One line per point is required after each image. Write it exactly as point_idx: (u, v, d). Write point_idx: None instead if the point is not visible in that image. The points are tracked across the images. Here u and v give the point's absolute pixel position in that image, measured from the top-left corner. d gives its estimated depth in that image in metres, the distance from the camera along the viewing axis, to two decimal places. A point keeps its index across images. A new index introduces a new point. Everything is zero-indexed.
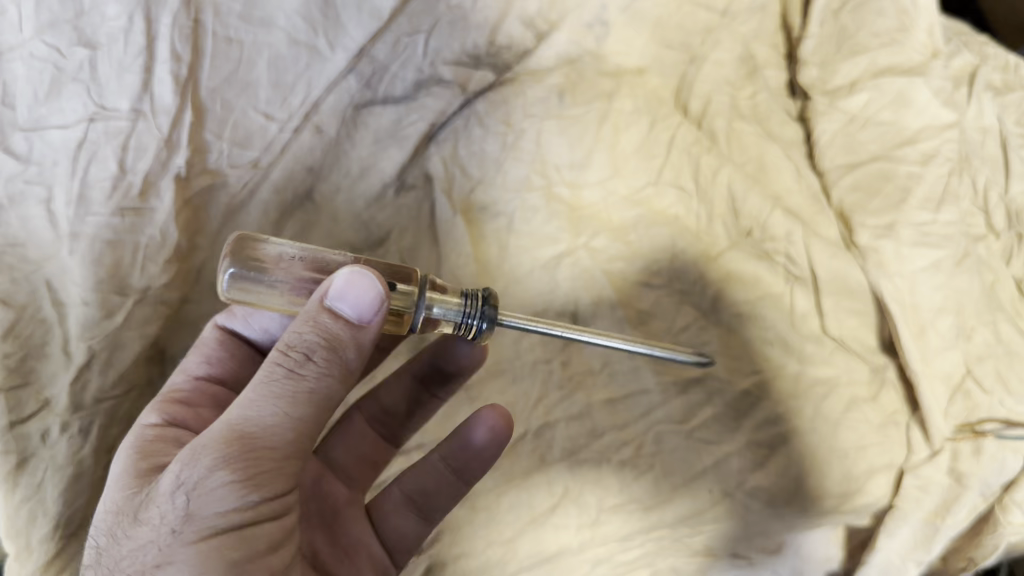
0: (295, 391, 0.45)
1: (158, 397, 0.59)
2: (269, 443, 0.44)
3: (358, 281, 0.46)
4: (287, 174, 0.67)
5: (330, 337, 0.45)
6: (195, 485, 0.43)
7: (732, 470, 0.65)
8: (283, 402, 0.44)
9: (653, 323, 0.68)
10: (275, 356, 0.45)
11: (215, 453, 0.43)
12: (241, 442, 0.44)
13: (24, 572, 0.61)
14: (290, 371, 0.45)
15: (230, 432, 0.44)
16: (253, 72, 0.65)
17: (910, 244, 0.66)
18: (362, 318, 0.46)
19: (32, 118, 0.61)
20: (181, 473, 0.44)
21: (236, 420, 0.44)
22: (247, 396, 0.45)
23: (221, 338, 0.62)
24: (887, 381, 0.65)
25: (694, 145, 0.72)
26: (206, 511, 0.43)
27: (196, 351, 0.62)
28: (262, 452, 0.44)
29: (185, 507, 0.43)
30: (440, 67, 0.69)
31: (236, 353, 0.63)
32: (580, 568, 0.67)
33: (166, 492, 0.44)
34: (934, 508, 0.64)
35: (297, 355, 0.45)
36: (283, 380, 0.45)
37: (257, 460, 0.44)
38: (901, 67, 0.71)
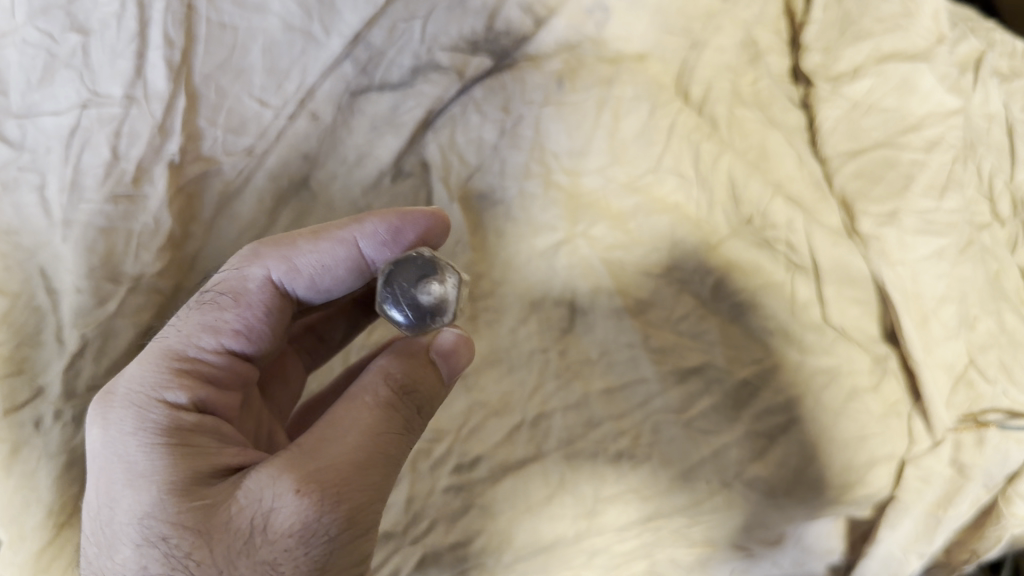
0: (405, 442, 0.47)
1: (179, 361, 0.49)
2: (386, 492, 0.46)
3: (467, 344, 0.52)
4: (282, 160, 0.66)
5: (434, 390, 0.49)
6: (331, 534, 0.43)
7: (732, 460, 0.64)
8: (397, 449, 0.46)
9: (652, 312, 0.67)
10: (392, 403, 0.47)
11: (348, 501, 0.43)
12: (371, 492, 0.44)
13: (18, 559, 0.61)
14: (406, 422, 0.47)
15: (357, 476, 0.44)
16: (247, 58, 0.65)
17: (914, 231, 0.65)
18: (449, 377, 0.51)
19: (26, 104, 0.61)
20: (309, 519, 0.42)
21: (363, 464, 0.44)
22: (366, 438, 0.45)
23: (270, 294, 0.53)
24: (888, 371, 0.64)
25: (695, 132, 0.70)
26: (338, 561, 0.44)
27: (239, 312, 0.52)
28: (378, 500, 0.45)
29: (320, 557, 0.43)
30: (437, 53, 0.69)
31: (278, 316, 0.53)
32: (579, 558, 0.66)
33: (292, 535, 0.42)
34: (936, 500, 0.64)
35: (408, 402, 0.47)
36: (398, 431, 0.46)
37: (377, 511, 0.45)
38: (906, 52, 0.70)
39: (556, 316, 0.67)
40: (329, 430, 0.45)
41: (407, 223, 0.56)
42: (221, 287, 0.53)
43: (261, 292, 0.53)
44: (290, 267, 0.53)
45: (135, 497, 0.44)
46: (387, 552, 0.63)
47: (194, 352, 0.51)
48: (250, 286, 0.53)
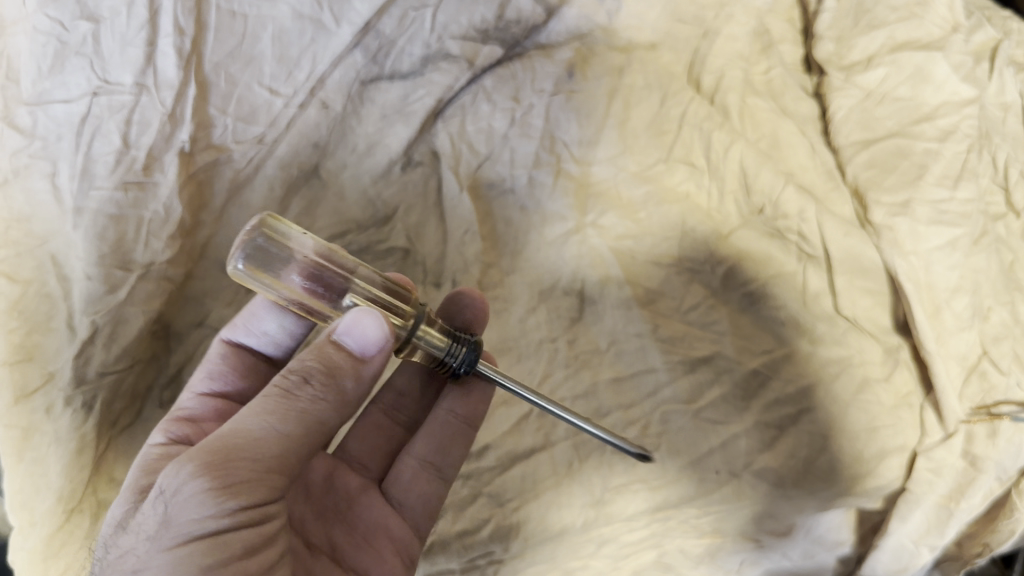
0: (288, 409, 0.45)
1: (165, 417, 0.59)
2: (254, 455, 0.43)
3: (364, 318, 0.47)
4: (293, 149, 0.67)
5: (330, 363, 0.46)
6: (178, 489, 0.42)
7: (740, 451, 0.63)
8: (278, 416, 0.45)
9: (661, 303, 0.67)
10: (276, 379, 0.46)
11: (198, 460, 0.43)
12: (225, 452, 0.43)
13: (28, 544, 0.61)
14: (287, 391, 0.45)
15: (219, 442, 0.43)
16: (258, 47, 0.65)
17: (927, 222, 0.64)
18: (365, 358, 0.47)
19: (36, 92, 0.61)
20: (162, 482, 0.43)
21: (226, 430, 0.44)
22: (246, 409, 0.45)
23: (227, 352, 0.61)
24: (901, 361, 0.64)
25: (706, 120, 0.70)
26: (182, 518, 0.42)
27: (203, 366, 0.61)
28: (246, 462, 0.43)
29: (168, 512, 0.42)
30: (447, 42, 0.68)
31: (240, 365, 0.62)
32: (586, 548, 0.67)
33: (153, 497, 0.44)
34: (948, 493, 0.63)
35: (296, 378, 0.46)
36: (281, 400, 0.45)
37: (236, 468, 0.43)
38: (920, 41, 0.69)
39: (564, 305, 0.68)
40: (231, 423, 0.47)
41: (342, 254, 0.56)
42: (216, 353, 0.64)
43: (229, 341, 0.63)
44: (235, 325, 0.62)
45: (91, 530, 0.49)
46: None
47: (179, 406, 0.60)
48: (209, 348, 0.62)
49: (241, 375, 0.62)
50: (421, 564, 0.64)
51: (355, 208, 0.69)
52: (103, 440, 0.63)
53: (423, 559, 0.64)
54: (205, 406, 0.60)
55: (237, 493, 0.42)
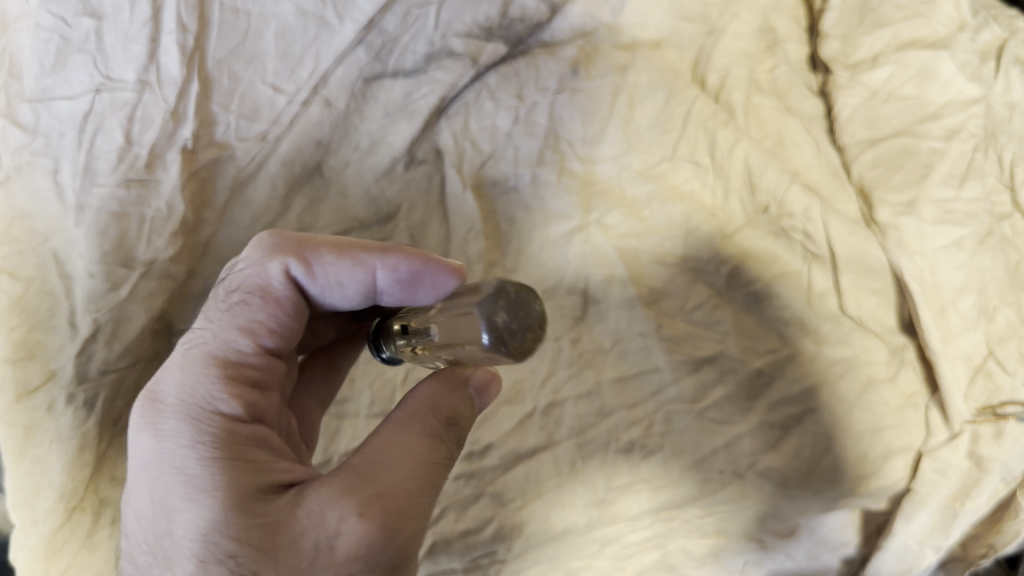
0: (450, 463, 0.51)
1: (201, 358, 0.51)
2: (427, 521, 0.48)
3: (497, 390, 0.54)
4: (296, 146, 0.67)
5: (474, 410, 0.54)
6: (379, 565, 0.45)
7: (744, 451, 0.63)
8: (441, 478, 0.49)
9: (665, 302, 0.66)
10: (436, 437, 0.50)
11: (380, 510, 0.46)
12: (409, 519, 0.47)
13: (30, 541, 0.61)
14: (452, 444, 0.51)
15: (397, 489, 0.47)
16: (261, 44, 0.64)
17: (932, 221, 0.64)
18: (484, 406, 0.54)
19: (38, 89, 0.62)
20: (338, 517, 0.46)
21: (410, 496, 0.47)
22: (416, 470, 0.48)
23: (292, 297, 0.54)
24: (906, 361, 0.64)
25: (711, 119, 0.69)
26: None
27: (269, 311, 0.53)
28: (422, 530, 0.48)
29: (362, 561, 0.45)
30: (451, 39, 0.68)
31: (299, 315, 0.55)
32: (590, 547, 0.67)
33: (337, 552, 0.45)
34: (953, 493, 0.63)
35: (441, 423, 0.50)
36: (434, 450, 0.49)
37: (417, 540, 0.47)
38: (925, 40, 0.68)
39: (568, 304, 0.67)
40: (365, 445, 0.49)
41: (431, 271, 0.55)
42: (246, 288, 0.54)
43: (287, 289, 0.54)
44: (308, 268, 0.54)
45: (190, 511, 0.46)
46: None
47: (235, 353, 0.52)
48: (274, 282, 0.53)
49: (297, 328, 0.55)
50: (425, 563, 0.65)
51: (358, 206, 0.69)
52: (106, 439, 0.62)
53: (425, 558, 0.64)
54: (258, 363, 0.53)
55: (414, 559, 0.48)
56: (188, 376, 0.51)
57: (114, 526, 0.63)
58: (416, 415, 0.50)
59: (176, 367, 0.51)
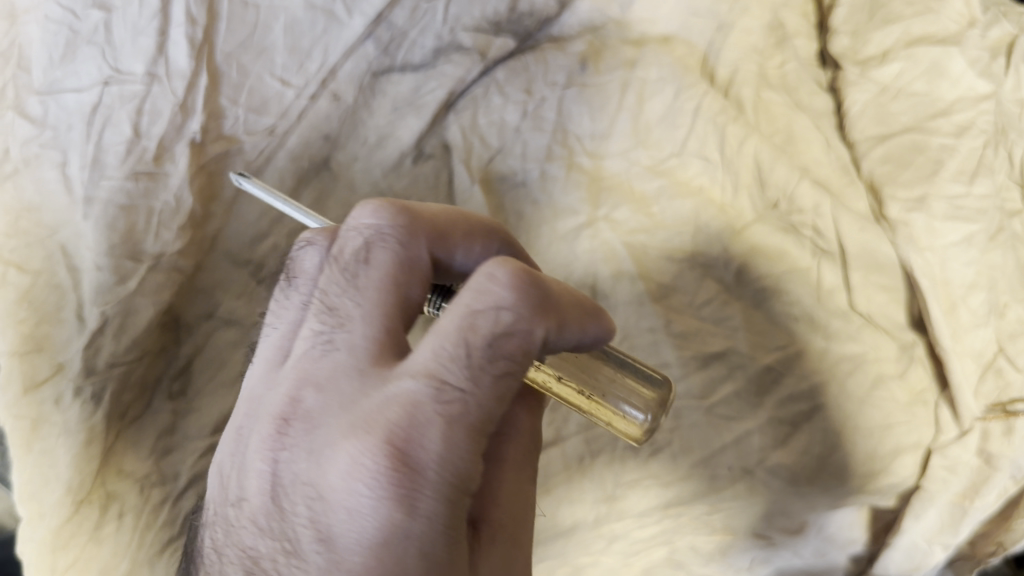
0: None
1: (459, 420, 0.40)
2: None
3: None
4: (304, 140, 0.67)
5: None
6: None
7: (754, 447, 0.63)
8: None
9: (675, 297, 0.65)
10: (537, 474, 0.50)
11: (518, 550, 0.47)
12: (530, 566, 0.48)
13: (37, 535, 0.61)
14: None
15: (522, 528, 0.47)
16: (269, 37, 0.65)
17: (943, 217, 0.63)
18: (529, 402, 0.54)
19: (47, 81, 0.63)
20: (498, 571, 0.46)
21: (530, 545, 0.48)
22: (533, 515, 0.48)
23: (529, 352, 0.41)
24: (915, 358, 0.63)
25: (721, 114, 0.68)
26: None
27: (518, 368, 0.41)
28: None
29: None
30: (460, 34, 0.68)
31: None
32: (597, 543, 0.67)
33: None
34: (962, 491, 0.63)
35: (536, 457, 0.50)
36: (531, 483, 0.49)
37: None
38: (935, 36, 0.68)
39: None
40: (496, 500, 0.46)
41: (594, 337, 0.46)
42: (483, 343, 0.40)
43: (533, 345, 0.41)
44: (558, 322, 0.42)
45: None
46: None
47: (479, 414, 0.40)
48: (535, 337, 0.41)
49: None
50: None
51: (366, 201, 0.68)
52: (114, 432, 0.62)
53: None
54: None
55: None
56: (458, 438, 0.40)
57: (121, 520, 0.63)
58: (526, 456, 0.48)
59: (366, 436, 0.40)
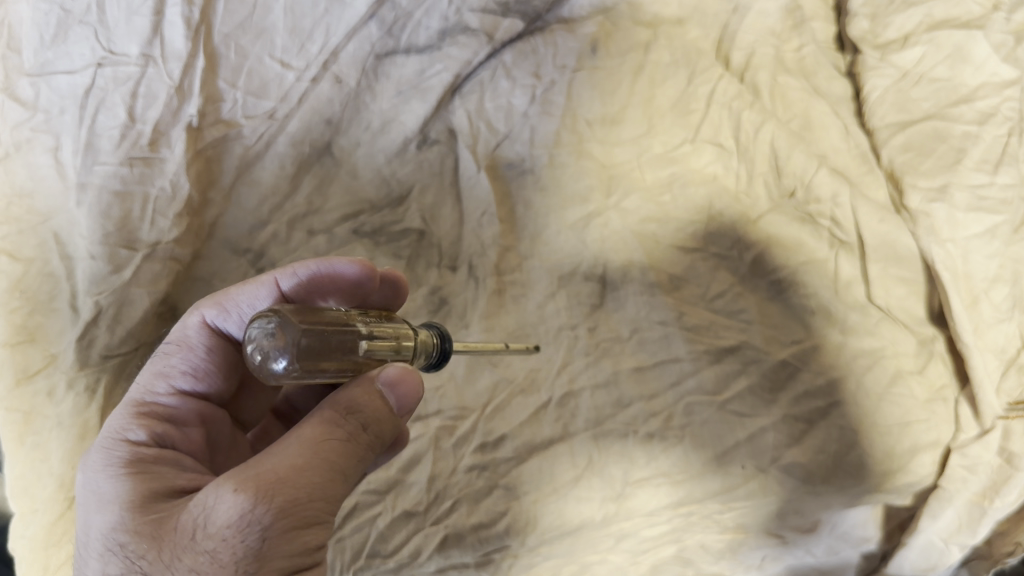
0: (351, 455, 0.42)
1: (129, 410, 0.49)
2: (325, 493, 0.41)
3: None
4: (305, 125, 0.65)
5: (379, 412, 0.44)
6: (266, 524, 0.39)
7: (767, 445, 0.61)
8: (345, 460, 0.42)
9: (686, 289, 0.65)
10: (330, 417, 0.43)
11: (285, 497, 0.40)
12: (293, 483, 0.40)
13: (27, 532, 0.59)
14: (348, 436, 0.42)
15: (296, 478, 0.40)
16: (269, 18, 0.62)
17: (966, 208, 0.60)
18: (402, 412, 0.45)
19: (38, 62, 0.59)
20: (243, 513, 0.39)
21: (293, 462, 0.40)
22: (303, 441, 0.41)
23: (203, 338, 0.53)
24: (935, 354, 0.60)
25: (736, 99, 0.67)
26: (276, 552, 0.39)
27: (184, 357, 0.52)
28: (321, 503, 0.41)
29: (258, 549, 0.39)
30: (466, 14, 0.65)
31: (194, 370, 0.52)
32: (605, 542, 0.63)
33: (224, 519, 0.39)
34: (982, 490, 0.58)
35: (354, 422, 0.43)
36: (342, 441, 0.42)
37: (311, 510, 0.40)
38: (958, 20, 0.63)
39: (586, 291, 0.66)
40: (268, 450, 0.42)
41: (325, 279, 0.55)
42: (169, 342, 0.53)
43: (202, 334, 0.53)
44: (222, 310, 0.53)
45: (105, 517, 0.43)
46: (407, 533, 0.61)
47: (151, 399, 0.51)
48: (190, 332, 0.53)
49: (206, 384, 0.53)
50: (435, 558, 0.61)
51: (369, 187, 0.67)
52: None
53: (436, 552, 0.61)
54: (184, 407, 0.51)
55: (301, 536, 0.40)
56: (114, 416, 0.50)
57: None
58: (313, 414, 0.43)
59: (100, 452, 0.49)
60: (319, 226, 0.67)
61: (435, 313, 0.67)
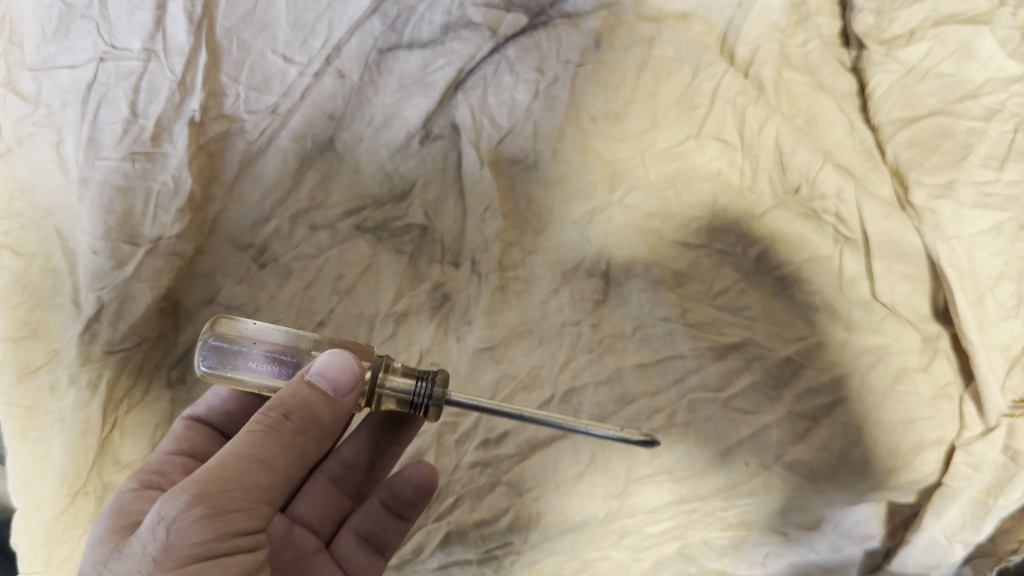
0: (274, 444, 0.43)
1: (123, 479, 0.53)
2: (240, 480, 0.41)
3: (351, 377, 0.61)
4: (308, 120, 0.65)
5: (303, 401, 0.44)
6: (175, 514, 0.40)
7: (773, 442, 0.59)
8: (267, 450, 0.42)
9: (690, 285, 0.64)
10: (256, 417, 0.43)
11: (195, 488, 0.40)
12: (207, 476, 0.41)
13: (30, 529, 0.57)
14: (268, 427, 0.43)
15: (209, 474, 0.41)
16: (272, 12, 0.64)
17: (971, 204, 0.60)
18: (339, 399, 0.45)
19: (40, 57, 0.60)
20: (158, 511, 0.40)
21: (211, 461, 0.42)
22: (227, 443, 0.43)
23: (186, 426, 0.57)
24: (940, 351, 0.60)
25: (741, 94, 0.67)
26: (188, 538, 0.40)
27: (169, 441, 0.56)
28: (238, 490, 0.41)
29: (165, 539, 0.39)
30: (469, 8, 0.67)
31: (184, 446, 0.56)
32: (608, 538, 0.63)
33: (148, 524, 0.41)
34: (986, 488, 0.57)
35: (275, 414, 0.43)
36: (260, 435, 0.43)
37: (225, 497, 0.41)
38: (964, 15, 0.64)
39: (588, 288, 0.65)
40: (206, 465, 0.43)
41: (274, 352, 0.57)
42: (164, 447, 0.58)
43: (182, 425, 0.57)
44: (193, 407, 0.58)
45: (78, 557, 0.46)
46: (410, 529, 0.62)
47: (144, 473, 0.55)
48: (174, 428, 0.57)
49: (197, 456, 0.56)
50: (437, 554, 0.61)
51: (371, 182, 0.66)
52: (106, 422, 0.59)
53: (438, 548, 0.61)
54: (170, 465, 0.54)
55: (218, 523, 0.40)
56: None
57: None
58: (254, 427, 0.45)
59: None
60: (322, 221, 0.66)
61: (438, 309, 0.66)
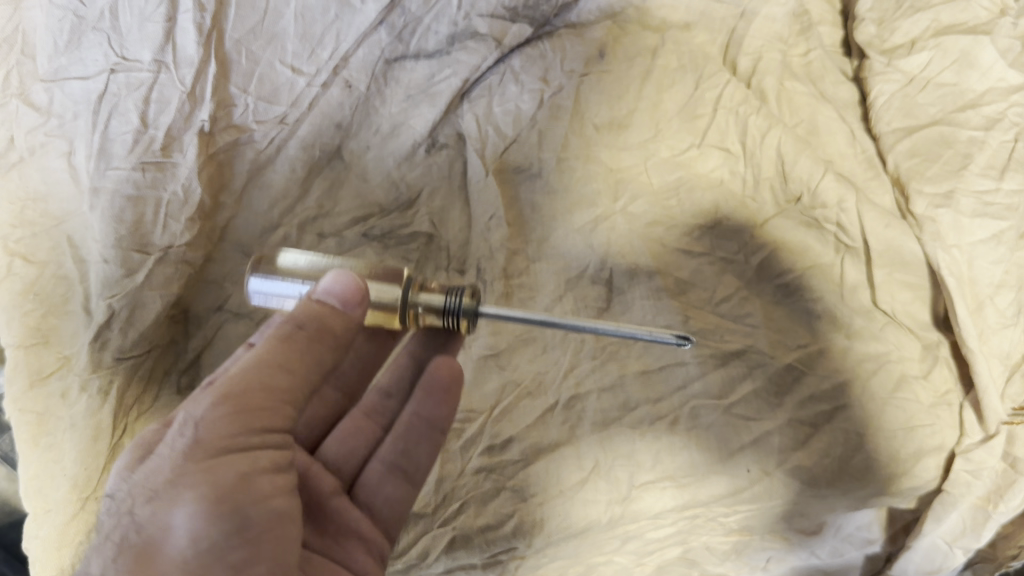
0: (286, 356, 0.45)
1: None
2: (256, 383, 0.44)
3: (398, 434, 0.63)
4: (316, 130, 0.66)
5: (315, 310, 0.46)
6: (202, 414, 0.43)
7: (773, 448, 0.60)
8: (280, 366, 0.44)
9: (692, 293, 0.65)
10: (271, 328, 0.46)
11: (221, 387, 0.44)
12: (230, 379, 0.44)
13: (39, 533, 0.58)
14: (285, 335, 0.45)
15: (232, 375, 0.44)
16: (280, 24, 0.64)
17: (971, 214, 0.60)
18: (352, 311, 0.47)
19: (53, 68, 0.61)
20: (184, 414, 0.44)
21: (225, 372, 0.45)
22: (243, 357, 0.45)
23: None
24: (941, 359, 0.61)
25: (743, 104, 0.68)
26: (210, 438, 0.43)
27: None
28: (257, 387, 0.44)
29: (191, 435, 0.43)
30: (475, 20, 0.67)
31: None
32: (611, 544, 0.64)
33: (175, 427, 0.44)
34: (985, 495, 0.60)
35: (292, 323, 0.46)
36: (275, 340, 0.45)
37: (246, 394, 0.44)
38: (965, 25, 0.64)
39: (592, 294, 0.66)
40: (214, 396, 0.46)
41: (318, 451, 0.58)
42: None
43: None
44: None
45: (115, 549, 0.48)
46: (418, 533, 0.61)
47: None
48: None
49: None
50: (442, 558, 0.60)
51: (378, 190, 0.68)
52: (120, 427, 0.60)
53: (444, 553, 0.60)
54: None
55: (240, 411, 0.44)
56: None
57: None
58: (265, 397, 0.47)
59: None
60: (329, 230, 0.67)
61: None
